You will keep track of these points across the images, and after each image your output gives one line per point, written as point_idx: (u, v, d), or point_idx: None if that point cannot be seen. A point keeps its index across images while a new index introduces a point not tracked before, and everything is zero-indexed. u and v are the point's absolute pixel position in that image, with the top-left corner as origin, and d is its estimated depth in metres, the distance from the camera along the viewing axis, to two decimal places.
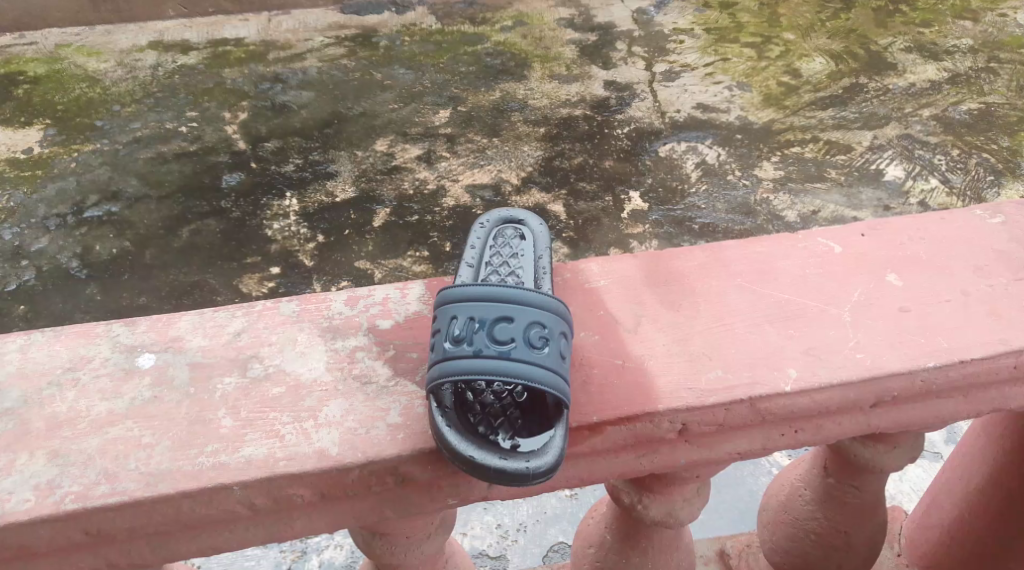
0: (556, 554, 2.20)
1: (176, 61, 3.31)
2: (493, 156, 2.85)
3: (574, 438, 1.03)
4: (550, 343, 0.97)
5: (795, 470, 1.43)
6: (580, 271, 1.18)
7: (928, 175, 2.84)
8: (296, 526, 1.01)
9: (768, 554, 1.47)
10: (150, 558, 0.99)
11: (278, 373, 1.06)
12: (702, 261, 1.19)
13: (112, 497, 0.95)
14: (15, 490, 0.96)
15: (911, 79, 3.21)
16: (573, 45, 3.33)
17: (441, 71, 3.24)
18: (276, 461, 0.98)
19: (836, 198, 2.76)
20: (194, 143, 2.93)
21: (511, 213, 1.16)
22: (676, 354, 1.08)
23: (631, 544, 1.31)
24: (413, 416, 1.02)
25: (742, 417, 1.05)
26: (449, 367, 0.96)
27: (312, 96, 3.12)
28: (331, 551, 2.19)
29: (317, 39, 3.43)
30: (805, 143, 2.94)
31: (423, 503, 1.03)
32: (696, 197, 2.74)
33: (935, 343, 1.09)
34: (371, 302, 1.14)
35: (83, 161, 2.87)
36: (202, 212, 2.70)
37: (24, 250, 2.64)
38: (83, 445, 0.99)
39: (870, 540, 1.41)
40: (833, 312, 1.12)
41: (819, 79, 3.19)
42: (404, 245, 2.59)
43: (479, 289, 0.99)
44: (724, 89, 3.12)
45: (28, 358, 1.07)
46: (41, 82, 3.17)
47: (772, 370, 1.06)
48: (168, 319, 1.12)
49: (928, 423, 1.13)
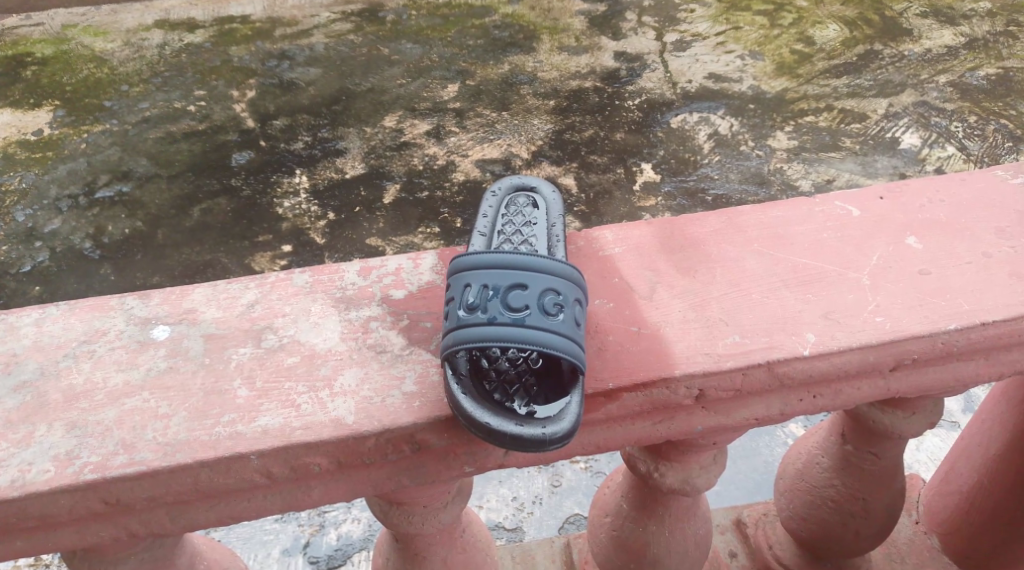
0: (572, 525, 2.20)
1: (182, 40, 3.22)
2: (503, 130, 2.79)
3: (590, 405, 1.03)
4: (565, 310, 0.96)
5: (812, 437, 1.42)
6: (594, 239, 1.17)
7: (944, 143, 2.80)
8: (314, 495, 1.02)
9: (786, 522, 1.47)
10: (169, 527, 1.01)
11: (292, 344, 1.06)
12: (718, 226, 1.18)
13: (130, 467, 0.96)
14: (34, 460, 0.96)
15: (927, 45, 3.15)
16: (582, 16, 3.26)
17: (449, 45, 3.16)
18: (293, 430, 0.98)
19: (850, 166, 2.72)
20: (203, 122, 2.87)
21: (522, 180, 1.15)
22: (692, 320, 1.07)
23: (647, 512, 1.31)
24: (428, 384, 1.02)
25: (760, 383, 1.05)
26: (464, 335, 0.95)
27: (320, 73, 3.04)
28: (349, 524, 2.20)
29: (322, 15, 3.33)
30: (820, 112, 2.87)
31: (439, 471, 1.04)
32: (709, 167, 2.70)
33: (956, 305, 1.08)
34: (384, 272, 1.14)
35: (93, 142, 2.82)
36: (213, 191, 2.65)
37: (37, 231, 2.60)
38: (100, 416, 1.00)
39: (889, 507, 1.40)
40: (852, 276, 1.11)
41: (833, 46, 3.12)
42: (414, 221, 2.55)
43: (493, 256, 0.98)
44: (736, 58, 3.06)
45: (43, 331, 1.07)
46: (49, 63, 3.10)
47: (790, 335, 1.06)
48: (180, 291, 1.12)
49: (948, 387, 1.12)
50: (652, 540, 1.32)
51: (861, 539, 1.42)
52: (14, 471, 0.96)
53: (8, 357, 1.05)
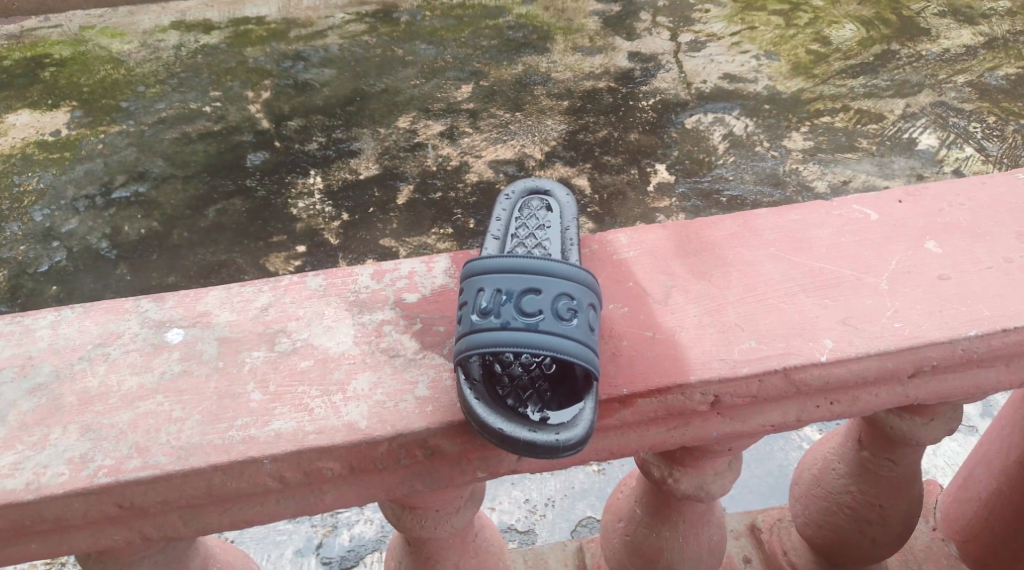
0: (584, 528, 2.20)
1: (199, 41, 3.22)
2: (516, 130, 2.78)
3: (604, 411, 1.02)
4: (579, 315, 0.96)
5: (828, 442, 1.41)
6: (609, 242, 1.16)
7: (962, 144, 2.77)
8: (327, 500, 1.02)
9: (802, 528, 1.46)
10: (183, 530, 1.01)
11: (305, 347, 1.06)
12: (734, 230, 1.17)
13: (144, 471, 0.96)
14: (49, 464, 0.97)
15: (945, 45, 3.12)
16: (596, 17, 3.24)
17: (463, 45, 3.16)
18: (306, 435, 0.98)
19: (867, 167, 2.69)
20: (219, 123, 2.87)
21: (536, 183, 1.15)
22: (708, 324, 1.07)
23: (661, 517, 1.30)
24: (441, 388, 1.02)
25: (776, 389, 1.04)
26: (477, 340, 0.94)
27: (334, 73, 3.04)
28: (362, 525, 2.20)
29: (337, 16, 3.33)
30: (835, 112, 2.85)
31: (452, 477, 1.03)
32: (724, 169, 2.68)
33: (977, 311, 1.07)
34: (397, 276, 1.14)
35: (110, 142, 2.83)
36: (228, 191, 2.65)
37: (55, 231, 2.61)
38: (115, 419, 1.00)
39: (906, 513, 1.39)
40: (869, 281, 1.10)
41: (849, 46, 3.10)
42: (427, 222, 2.54)
43: (507, 260, 0.98)
44: (751, 58, 3.04)
45: (59, 334, 1.07)
46: (67, 64, 3.11)
47: (807, 341, 1.05)
48: (195, 294, 1.12)
49: (967, 394, 1.11)
50: (666, 545, 1.31)
51: (877, 546, 1.41)
52: (29, 473, 0.96)
53: (24, 359, 1.05)
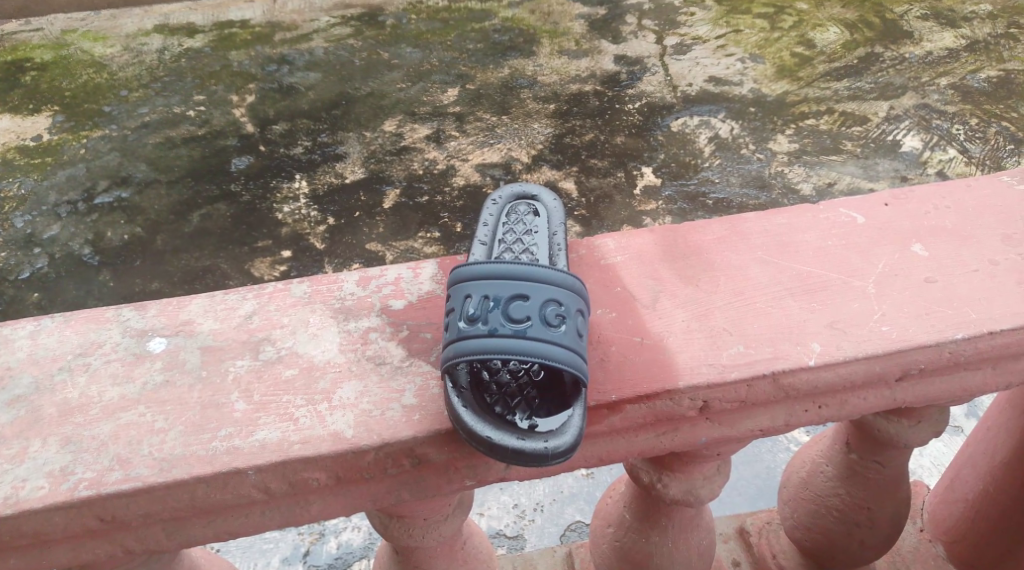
0: (573, 533, 2.19)
1: (182, 44, 3.20)
2: (503, 134, 2.77)
3: (592, 417, 1.01)
4: (567, 321, 0.95)
5: (817, 445, 1.41)
6: (596, 247, 1.16)
7: (946, 146, 2.78)
8: (313, 510, 1.01)
9: (791, 531, 1.45)
10: (166, 543, 0.99)
11: (290, 355, 1.05)
12: (722, 233, 1.16)
13: (126, 483, 0.94)
14: (28, 477, 0.95)
15: (928, 47, 3.13)
16: (582, 20, 3.24)
17: (449, 49, 3.15)
18: (291, 445, 0.97)
19: (852, 170, 2.69)
20: (203, 127, 2.85)
21: (523, 188, 1.14)
22: (696, 329, 1.06)
23: (650, 523, 1.29)
24: (428, 396, 1.01)
25: (764, 394, 1.03)
26: (465, 347, 0.94)
27: (319, 77, 3.03)
28: (349, 532, 2.18)
29: (322, 19, 3.32)
30: (820, 115, 2.85)
31: (440, 485, 1.02)
32: (710, 171, 2.67)
33: (964, 314, 1.06)
34: (383, 282, 1.13)
35: (92, 147, 2.80)
36: (213, 196, 2.63)
37: (36, 237, 2.58)
38: (96, 431, 0.98)
39: (895, 516, 1.39)
40: (857, 284, 1.10)
41: (833, 49, 3.11)
42: (414, 225, 2.52)
43: (493, 266, 0.97)
44: (736, 61, 3.04)
45: (38, 344, 1.06)
46: (48, 69, 3.08)
47: (795, 345, 1.04)
48: (178, 302, 1.11)
49: (955, 397, 1.11)
50: (655, 551, 1.30)
51: (866, 548, 1.41)
52: (8, 487, 0.94)
53: (3, 370, 1.04)
